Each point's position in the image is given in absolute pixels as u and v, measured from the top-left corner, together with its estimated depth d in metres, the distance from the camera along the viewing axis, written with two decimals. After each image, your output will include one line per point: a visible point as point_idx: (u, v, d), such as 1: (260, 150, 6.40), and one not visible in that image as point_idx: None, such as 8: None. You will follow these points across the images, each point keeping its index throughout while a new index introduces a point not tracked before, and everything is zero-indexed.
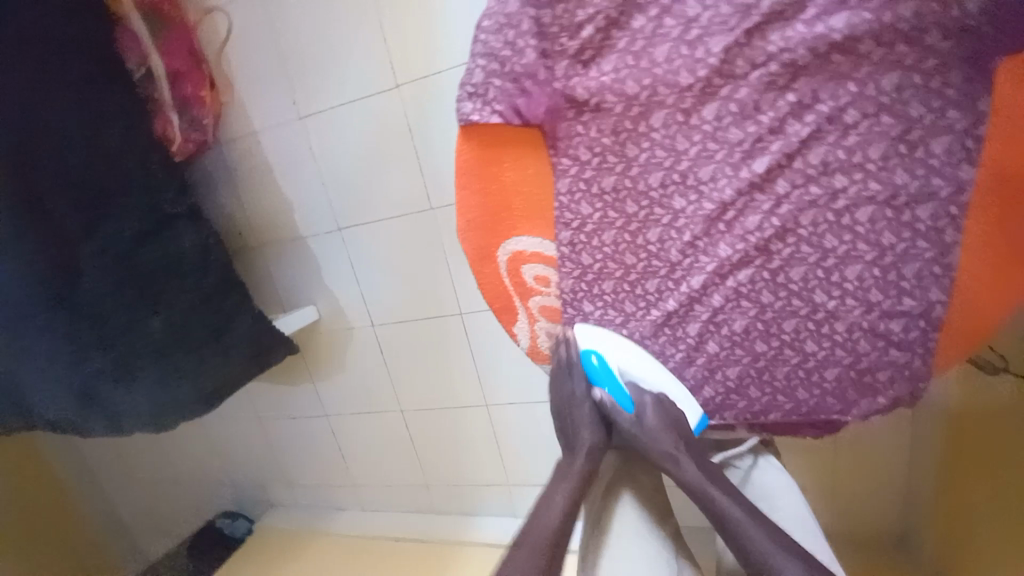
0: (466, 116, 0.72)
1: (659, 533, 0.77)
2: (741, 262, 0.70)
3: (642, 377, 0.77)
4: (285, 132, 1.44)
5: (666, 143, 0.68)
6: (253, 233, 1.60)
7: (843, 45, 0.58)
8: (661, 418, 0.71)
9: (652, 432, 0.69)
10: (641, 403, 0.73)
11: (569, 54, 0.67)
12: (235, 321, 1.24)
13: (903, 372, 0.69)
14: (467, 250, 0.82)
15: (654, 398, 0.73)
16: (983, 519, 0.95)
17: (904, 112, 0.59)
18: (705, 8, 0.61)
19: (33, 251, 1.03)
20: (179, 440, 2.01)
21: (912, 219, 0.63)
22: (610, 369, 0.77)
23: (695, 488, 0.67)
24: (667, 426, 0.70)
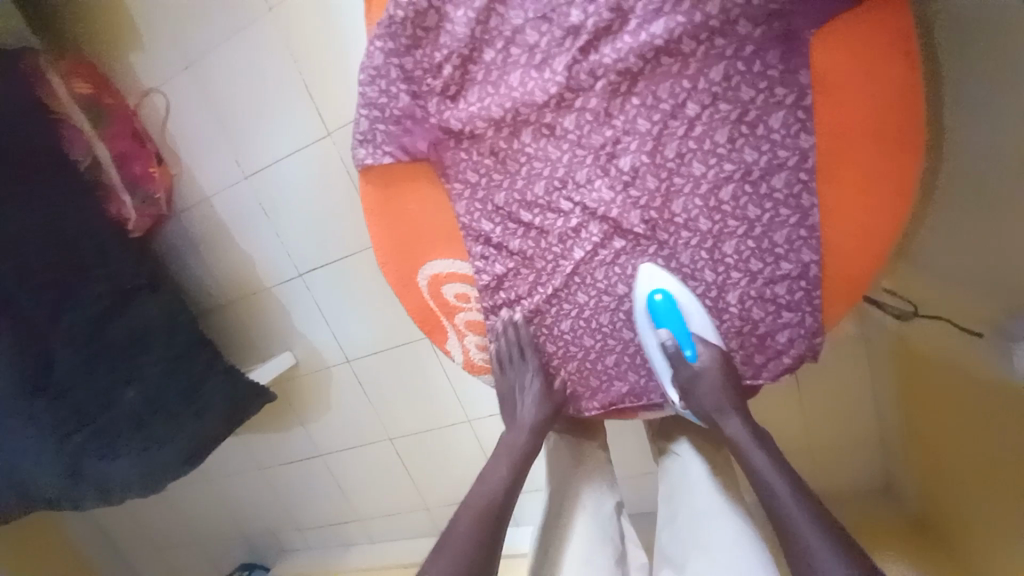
0: (361, 161, 0.78)
1: (602, 519, 0.82)
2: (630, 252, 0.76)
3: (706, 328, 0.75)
4: (233, 193, 1.51)
5: (540, 155, 0.74)
6: (221, 292, 1.66)
7: (667, 48, 0.65)
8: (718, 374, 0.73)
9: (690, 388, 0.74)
10: (706, 355, 0.74)
11: (437, 92, 0.73)
12: (207, 379, 1.32)
13: (800, 331, 0.73)
14: (390, 279, 0.85)
15: (718, 350, 0.74)
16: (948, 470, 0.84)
17: (737, 96, 0.65)
18: (542, 35, 0.68)
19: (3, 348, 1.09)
20: (188, 502, 2.06)
21: (770, 189, 0.68)
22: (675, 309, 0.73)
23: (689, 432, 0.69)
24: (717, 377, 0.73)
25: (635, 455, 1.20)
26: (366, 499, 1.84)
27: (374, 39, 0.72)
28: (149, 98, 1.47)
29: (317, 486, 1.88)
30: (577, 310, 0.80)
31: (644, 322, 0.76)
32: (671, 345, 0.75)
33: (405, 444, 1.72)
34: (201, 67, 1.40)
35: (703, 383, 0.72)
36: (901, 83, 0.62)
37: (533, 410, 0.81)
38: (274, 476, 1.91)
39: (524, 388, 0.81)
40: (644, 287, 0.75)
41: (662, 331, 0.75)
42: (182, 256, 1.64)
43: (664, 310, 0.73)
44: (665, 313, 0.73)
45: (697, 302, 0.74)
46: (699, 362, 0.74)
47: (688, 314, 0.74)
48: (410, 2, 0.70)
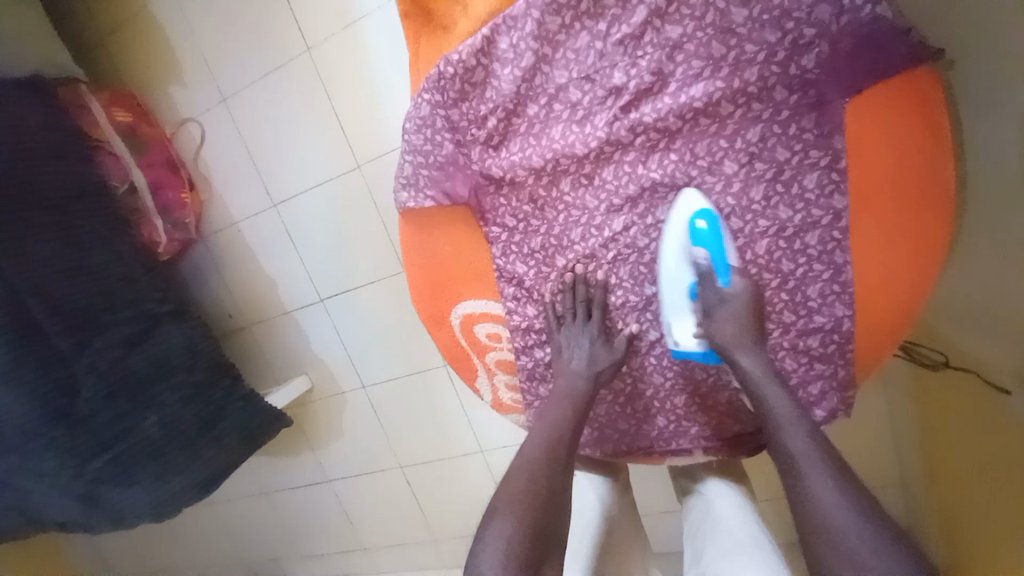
0: (403, 204, 0.82)
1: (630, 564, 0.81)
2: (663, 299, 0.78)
3: (741, 259, 0.73)
4: (262, 220, 1.55)
5: (578, 204, 0.76)
6: (241, 316, 1.68)
7: (706, 111, 0.68)
8: (744, 309, 0.71)
9: (721, 319, 0.72)
10: (738, 283, 0.72)
11: (480, 141, 0.76)
12: (226, 408, 1.34)
13: (832, 382, 0.75)
14: (423, 316, 0.89)
15: (752, 285, 0.72)
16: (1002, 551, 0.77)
17: (772, 157, 0.69)
18: (585, 93, 0.71)
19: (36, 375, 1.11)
20: (191, 524, 2.04)
21: (803, 245, 0.71)
22: (718, 234, 0.72)
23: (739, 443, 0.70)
24: (745, 319, 0.71)
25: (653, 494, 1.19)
26: (375, 529, 1.82)
27: (422, 92, 0.76)
28: (185, 127, 1.53)
29: (324, 513, 1.86)
30: None
31: (681, 240, 0.73)
32: (704, 266, 0.73)
33: (415, 473, 1.71)
34: (238, 101, 1.46)
35: (722, 321, 0.72)
36: (923, 150, 0.66)
37: (585, 364, 0.78)
38: (281, 502, 1.89)
39: (572, 331, 0.80)
40: (687, 209, 0.72)
41: (699, 249, 0.73)
42: (206, 278, 1.67)
43: (706, 233, 0.71)
44: (710, 233, 0.71)
45: (731, 229, 0.73)
46: (729, 288, 0.72)
47: (728, 239, 0.72)
48: (459, 60, 0.74)
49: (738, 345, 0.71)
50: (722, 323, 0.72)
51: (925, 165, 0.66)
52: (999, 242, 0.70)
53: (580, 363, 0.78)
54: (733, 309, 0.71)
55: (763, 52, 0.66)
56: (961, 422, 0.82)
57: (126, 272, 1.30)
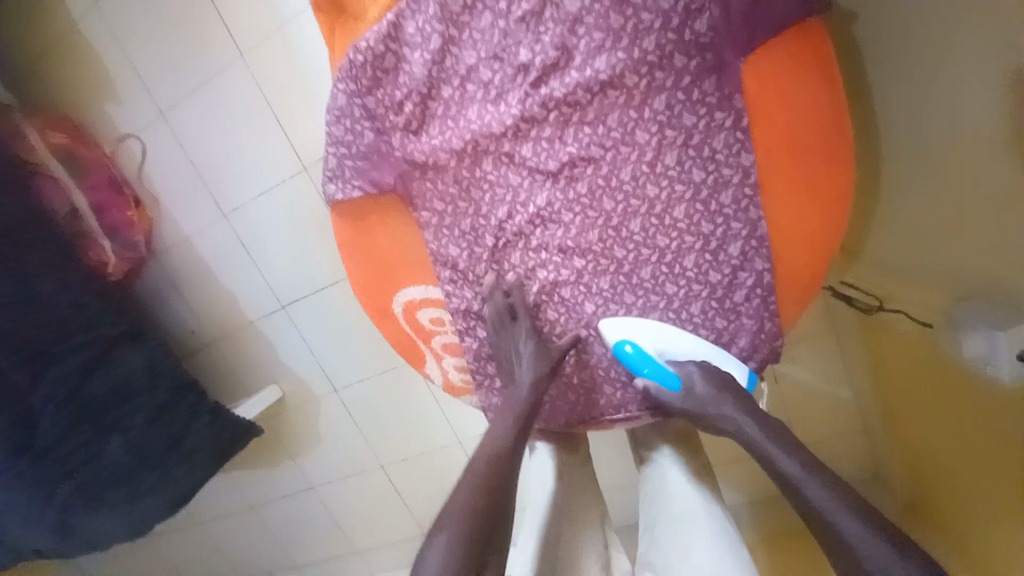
0: (331, 196, 0.83)
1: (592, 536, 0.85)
2: (593, 269, 0.79)
3: (681, 351, 0.77)
4: (213, 231, 1.53)
5: (502, 182, 0.77)
6: (204, 330, 1.66)
7: (612, 82, 0.70)
8: (709, 384, 0.73)
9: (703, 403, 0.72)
10: (686, 377, 0.75)
11: (399, 127, 0.77)
12: (194, 426, 1.32)
13: (761, 335, 0.77)
14: (368, 309, 0.90)
15: (698, 366, 0.75)
16: (958, 468, 0.81)
17: (681, 123, 0.70)
18: (495, 72, 0.72)
19: None
20: (178, 545, 2.02)
21: (719, 205, 0.73)
22: (644, 351, 0.76)
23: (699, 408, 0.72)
24: (715, 391, 0.72)
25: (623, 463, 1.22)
26: (363, 530, 1.83)
27: (338, 83, 0.77)
28: (125, 144, 1.50)
29: (311, 522, 1.86)
30: (549, 327, 0.83)
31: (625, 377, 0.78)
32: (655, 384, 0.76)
33: (397, 471, 1.72)
34: (176, 113, 1.43)
35: (700, 402, 0.72)
36: (821, 99, 0.68)
37: (528, 339, 0.80)
38: (266, 515, 1.88)
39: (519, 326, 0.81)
40: (611, 343, 0.78)
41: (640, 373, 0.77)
42: (164, 296, 1.64)
43: (634, 356, 0.76)
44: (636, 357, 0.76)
45: (669, 332, 0.78)
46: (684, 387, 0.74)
47: (660, 351, 0.77)
48: (368, 47, 0.75)
49: (720, 409, 0.70)
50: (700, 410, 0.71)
51: (825, 116, 0.68)
52: (920, 174, 0.73)
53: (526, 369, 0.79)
54: (701, 388, 0.73)
55: (659, 19, 0.67)
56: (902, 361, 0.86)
57: (73, 298, 1.24)
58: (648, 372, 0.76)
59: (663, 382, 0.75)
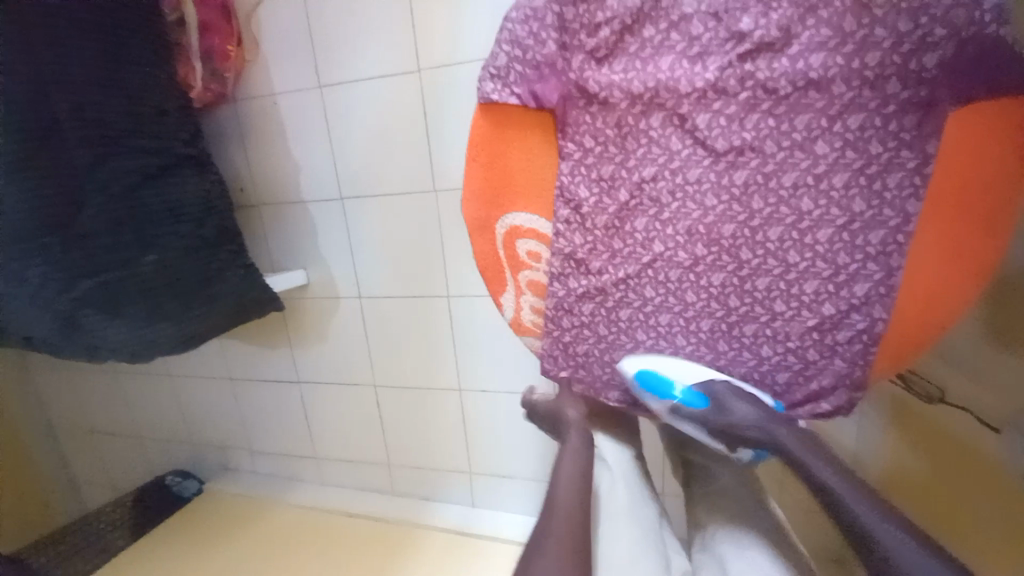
0: (487, 95, 0.79)
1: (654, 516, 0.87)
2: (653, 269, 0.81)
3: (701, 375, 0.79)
4: (303, 98, 1.49)
5: (662, 142, 0.75)
6: (253, 192, 1.62)
7: (818, 83, 0.68)
8: (738, 395, 0.74)
9: (729, 412, 0.72)
10: (711, 394, 0.75)
11: (585, 49, 0.74)
12: (226, 274, 1.28)
13: (847, 382, 0.77)
14: (468, 219, 0.88)
15: (723, 384, 0.76)
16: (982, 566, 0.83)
17: (866, 148, 0.69)
18: (707, 29, 0.69)
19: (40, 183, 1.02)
20: (141, 392, 1.97)
21: (864, 242, 0.72)
22: (666, 377, 0.78)
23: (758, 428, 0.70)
24: (746, 404, 0.73)
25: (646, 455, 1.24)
26: (332, 440, 1.81)
27: None
28: None
29: (282, 414, 1.84)
30: (640, 302, 0.83)
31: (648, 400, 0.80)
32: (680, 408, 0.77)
33: (388, 395, 1.70)
34: None
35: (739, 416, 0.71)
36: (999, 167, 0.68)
37: None
38: (242, 392, 1.85)
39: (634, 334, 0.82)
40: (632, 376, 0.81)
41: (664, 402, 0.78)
42: (225, 145, 1.59)
43: (656, 382, 0.78)
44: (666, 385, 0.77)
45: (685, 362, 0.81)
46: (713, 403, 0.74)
47: (683, 376, 0.79)
48: None
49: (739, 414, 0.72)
50: (738, 421, 0.71)
51: (994, 188, 0.69)
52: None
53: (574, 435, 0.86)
54: (733, 401, 0.73)
55: (890, 39, 0.65)
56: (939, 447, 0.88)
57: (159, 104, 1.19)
58: (672, 399, 0.77)
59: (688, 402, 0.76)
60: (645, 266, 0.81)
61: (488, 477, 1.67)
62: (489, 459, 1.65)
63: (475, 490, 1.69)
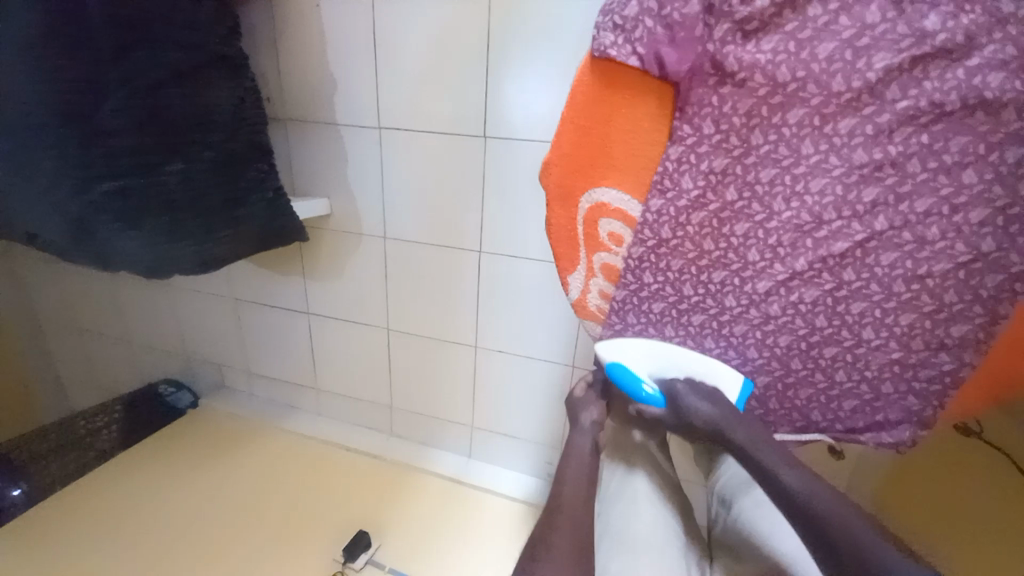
0: (602, 48, 0.68)
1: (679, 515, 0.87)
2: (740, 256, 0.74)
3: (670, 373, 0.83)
4: (352, 5, 1.31)
5: (791, 142, 0.67)
6: (281, 104, 1.46)
7: (989, 105, 0.61)
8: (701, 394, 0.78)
9: (687, 409, 0.77)
10: (671, 389, 0.81)
11: (734, 19, 0.64)
12: (253, 199, 1.19)
13: (913, 418, 0.76)
14: (549, 187, 0.79)
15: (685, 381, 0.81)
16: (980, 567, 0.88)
17: (1015, 186, 0.63)
18: (884, 20, 0.60)
19: (59, 65, 0.90)
20: (136, 299, 1.89)
21: (979, 285, 0.68)
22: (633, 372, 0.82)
23: (711, 423, 0.74)
24: (701, 396, 0.77)
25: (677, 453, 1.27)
26: (335, 376, 1.79)
27: None
28: None
29: (286, 342, 1.79)
30: (718, 309, 0.78)
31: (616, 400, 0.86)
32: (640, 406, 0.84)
33: (401, 342, 1.66)
34: None
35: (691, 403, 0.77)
36: None
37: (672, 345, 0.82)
38: (248, 316, 1.79)
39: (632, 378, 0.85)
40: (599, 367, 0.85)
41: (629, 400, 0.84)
42: (255, 44, 1.41)
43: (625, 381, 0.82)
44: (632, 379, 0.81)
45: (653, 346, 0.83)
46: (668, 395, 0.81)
47: (645, 370, 0.84)
48: None
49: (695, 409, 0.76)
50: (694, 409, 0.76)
51: None
52: None
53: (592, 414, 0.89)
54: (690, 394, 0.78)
55: None
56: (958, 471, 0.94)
57: None
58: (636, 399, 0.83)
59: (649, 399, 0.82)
60: (732, 274, 0.76)
61: (490, 434, 1.69)
62: (494, 417, 1.66)
63: (476, 444, 1.71)
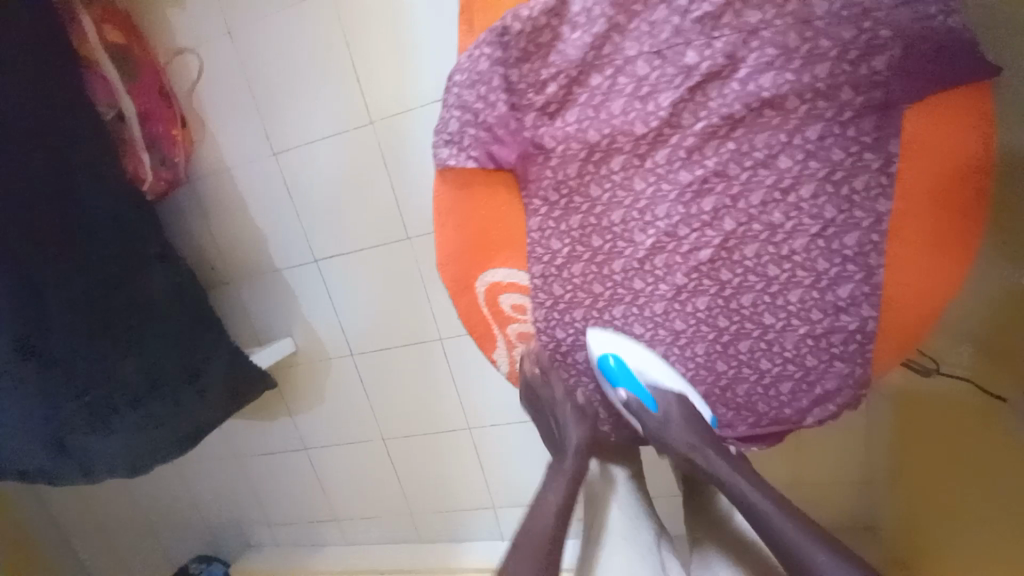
0: (443, 161, 0.78)
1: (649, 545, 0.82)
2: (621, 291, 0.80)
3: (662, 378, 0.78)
4: (261, 166, 1.44)
5: (626, 184, 0.75)
6: (223, 266, 1.58)
7: (772, 102, 0.67)
8: (683, 417, 0.74)
9: (669, 430, 0.73)
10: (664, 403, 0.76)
11: (536, 107, 0.73)
12: (210, 362, 1.22)
13: (849, 381, 0.77)
14: (445, 281, 0.86)
15: (675, 398, 0.76)
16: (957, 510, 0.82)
17: (828, 157, 0.68)
18: (654, 68, 0.68)
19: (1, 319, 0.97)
20: (151, 483, 1.93)
21: (840, 246, 0.72)
22: (629, 370, 0.78)
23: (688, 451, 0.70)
24: (689, 427, 0.73)
25: (669, 484, 1.17)
26: (349, 499, 1.79)
27: (482, 45, 0.72)
28: (182, 58, 1.36)
29: (296, 481, 1.80)
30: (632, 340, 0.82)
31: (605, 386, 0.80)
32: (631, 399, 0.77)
33: (399, 445, 1.68)
34: (248, 34, 1.31)
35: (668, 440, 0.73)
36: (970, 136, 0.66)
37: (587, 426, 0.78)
38: (252, 468, 1.82)
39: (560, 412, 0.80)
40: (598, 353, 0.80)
41: (619, 388, 0.78)
42: (187, 224, 1.55)
43: (617, 371, 0.77)
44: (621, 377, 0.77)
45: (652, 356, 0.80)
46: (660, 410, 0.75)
47: (642, 370, 0.79)
48: (528, 16, 0.70)
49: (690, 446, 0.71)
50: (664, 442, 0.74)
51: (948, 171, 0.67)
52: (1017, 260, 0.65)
53: (577, 432, 0.77)
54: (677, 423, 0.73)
55: (838, 47, 0.64)
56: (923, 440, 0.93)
57: (115, 203, 1.14)
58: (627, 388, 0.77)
59: (640, 399, 0.76)
60: (627, 307, 0.81)
61: (513, 507, 1.66)
62: (510, 490, 1.64)
63: (503, 522, 1.67)
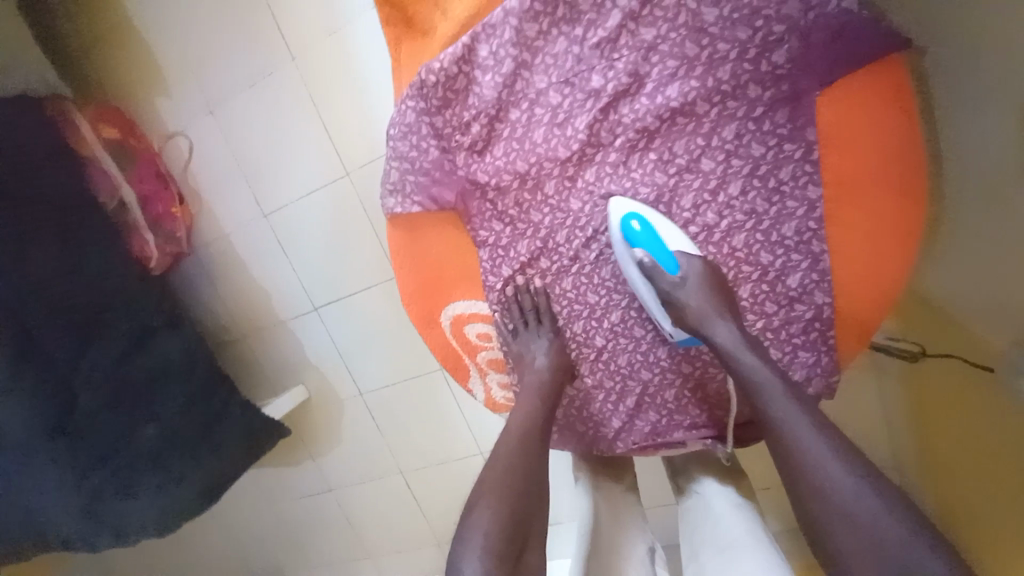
0: (390, 209, 0.82)
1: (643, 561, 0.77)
2: (573, 309, 0.83)
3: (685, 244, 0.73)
4: (250, 229, 1.51)
5: (562, 207, 0.78)
6: (234, 324, 1.67)
7: (682, 110, 0.70)
8: (705, 285, 0.71)
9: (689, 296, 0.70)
10: (686, 266, 0.71)
11: (465, 147, 0.78)
12: (225, 419, 1.30)
13: (817, 369, 0.76)
14: (413, 318, 0.88)
15: (701, 261, 0.72)
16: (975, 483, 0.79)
17: (748, 153, 0.70)
18: (565, 96, 0.73)
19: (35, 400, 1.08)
20: (198, 536, 2.03)
21: (780, 237, 0.72)
22: (655, 234, 0.72)
23: (697, 323, 0.69)
24: (709, 291, 0.70)
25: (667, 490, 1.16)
26: (377, 535, 1.82)
27: (406, 100, 0.78)
28: (173, 141, 1.46)
29: (327, 522, 1.86)
30: (596, 353, 0.83)
31: (620, 248, 0.75)
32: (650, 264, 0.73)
33: (416, 477, 1.71)
34: (224, 110, 1.39)
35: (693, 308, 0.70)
36: (895, 113, 0.65)
37: (548, 361, 0.81)
38: (285, 513, 1.89)
39: (527, 338, 0.83)
40: (618, 216, 0.73)
41: (637, 249, 0.73)
42: (197, 291, 1.66)
43: (641, 236, 0.72)
44: (645, 236, 0.72)
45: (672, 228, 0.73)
46: (681, 274, 0.71)
47: (667, 237, 0.73)
48: (441, 68, 0.75)
49: (707, 322, 0.69)
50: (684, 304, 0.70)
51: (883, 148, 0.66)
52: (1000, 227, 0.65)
53: (543, 357, 0.81)
54: (695, 289, 0.70)
55: (736, 48, 0.67)
56: (933, 411, 0.88)
57: (120, 282, 1.25)
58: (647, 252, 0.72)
59: (660, 263, 0.72)
60: (585, 321, 0.83)
61: None
62: None
63: None
